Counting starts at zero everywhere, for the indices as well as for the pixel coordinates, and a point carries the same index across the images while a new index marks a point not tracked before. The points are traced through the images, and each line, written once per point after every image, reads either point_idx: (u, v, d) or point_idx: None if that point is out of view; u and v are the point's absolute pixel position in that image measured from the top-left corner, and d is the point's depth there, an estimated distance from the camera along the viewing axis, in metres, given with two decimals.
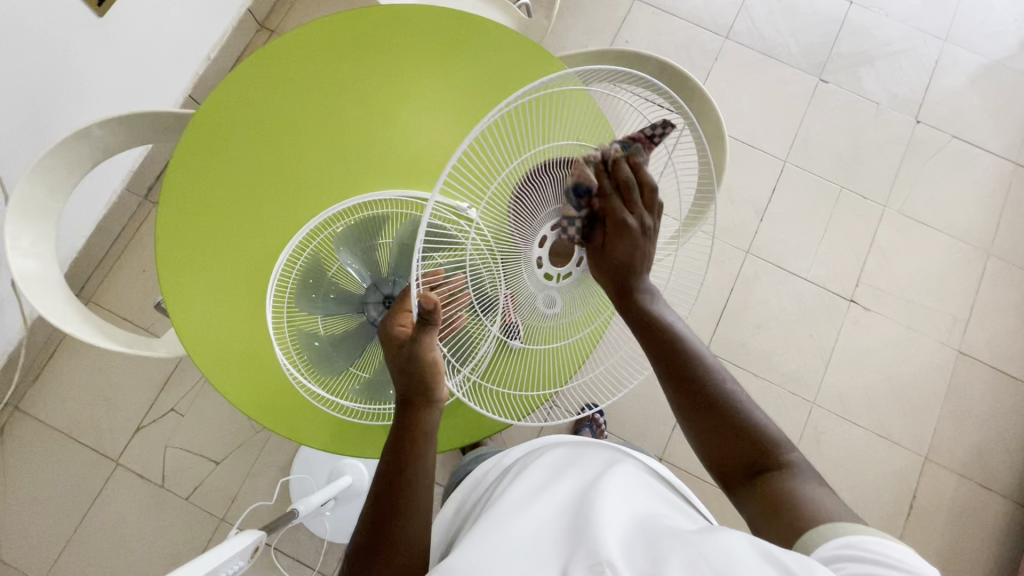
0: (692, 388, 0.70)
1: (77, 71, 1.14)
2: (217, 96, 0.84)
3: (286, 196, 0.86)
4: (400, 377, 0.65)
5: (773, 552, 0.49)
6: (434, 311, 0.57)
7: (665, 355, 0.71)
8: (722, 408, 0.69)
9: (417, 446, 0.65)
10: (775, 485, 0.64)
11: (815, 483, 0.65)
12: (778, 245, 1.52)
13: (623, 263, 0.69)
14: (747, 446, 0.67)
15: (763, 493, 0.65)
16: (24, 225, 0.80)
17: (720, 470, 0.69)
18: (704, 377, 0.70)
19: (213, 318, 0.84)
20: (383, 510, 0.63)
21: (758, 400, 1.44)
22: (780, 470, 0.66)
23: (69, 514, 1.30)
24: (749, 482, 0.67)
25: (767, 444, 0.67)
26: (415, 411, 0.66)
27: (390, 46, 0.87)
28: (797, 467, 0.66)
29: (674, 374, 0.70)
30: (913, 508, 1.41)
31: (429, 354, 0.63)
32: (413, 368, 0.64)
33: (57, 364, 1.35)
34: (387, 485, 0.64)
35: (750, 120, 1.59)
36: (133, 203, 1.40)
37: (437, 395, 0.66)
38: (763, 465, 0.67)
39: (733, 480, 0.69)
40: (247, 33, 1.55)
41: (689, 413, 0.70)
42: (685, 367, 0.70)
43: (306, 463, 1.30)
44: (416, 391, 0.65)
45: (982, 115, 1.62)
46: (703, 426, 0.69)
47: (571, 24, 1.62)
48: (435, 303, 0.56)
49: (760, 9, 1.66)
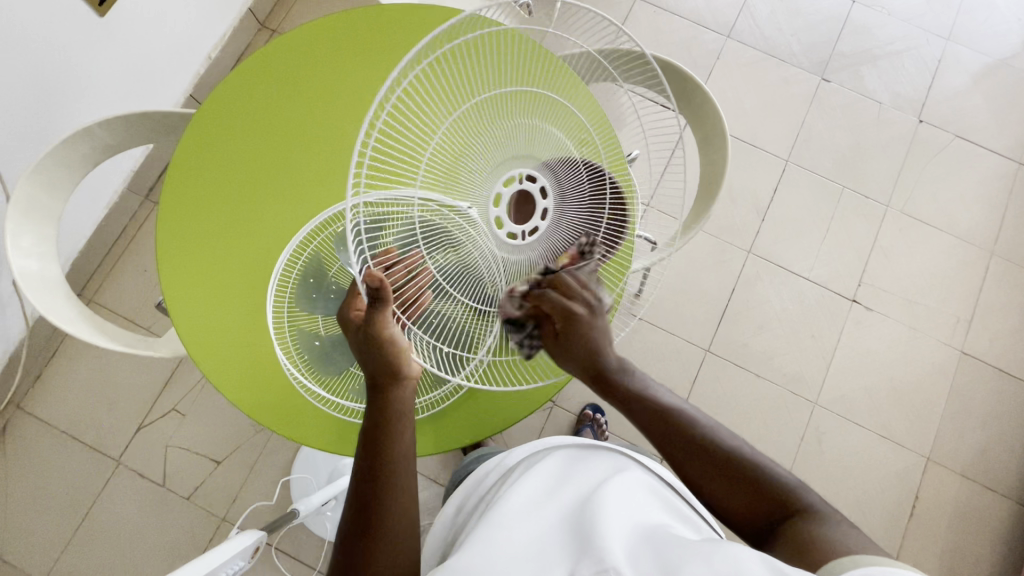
0: (687, 452, 0.66)
1: (79, 71, 1.14)
2: (219, 94, 0.85)
3: (284, 195, 0.85)
4: (365, 359, 0.65)
5: (782, 566, 0.49)
6: (381, 288, 0.57)
7: (657, 428, 0.68)
8: (723, 460, 0.65)
9: (390, 427, 0.63)
10: (800, 528, 0.58)
11: (841, 523, 0.58)
12: (780, 245, 1.52)
13: (587, 352, 0.67)
14: (761, 496, 0.62)
15: (790, 536, 0.58)
16: (25, 225, 0.80)
17: (738, 525, 0.64)
18: (697, 438, 0.66)
19: (213, 317, 0.84)
20: (366, 509, 0.61)
21: (760, 400, 1.44)
22: (802, 515, 0.60)
23: (70, 513, 1.30)
24: (774, 531, 0.61)
25: (784, 491, 0.62)
26: (381, 392, 0.64)
27: (391, 45, 0.87)
28: (820, 510, 0.60)
29: (669, 442, 0.68)
30: (915, 509, 1.40)
31: (386, 332, 0.62)
32: (371, 345, 0.63)
33: (59, 363, 1.35)
34: (366, 473, 0.62)
35: (752, 120, 1.58)
36: (135, 203, 1.41)
37: (404, 370, 0.64)
38: (781, 514, 0.61)
39: (756, 536, 0.63)
40: (248, 33, 1.55)
41: (692, 477, 0.66)
42: (683, 436, 0.67)
43: (307, 462, 1.30)
44: (381, 369, 0.64)
45: (984, 114, 1.62)
46: (708, 484, 0.65)
47: (572, 24, 1.62)
48: (380, 279, 0.56)
49: (761, 8, 1.65)
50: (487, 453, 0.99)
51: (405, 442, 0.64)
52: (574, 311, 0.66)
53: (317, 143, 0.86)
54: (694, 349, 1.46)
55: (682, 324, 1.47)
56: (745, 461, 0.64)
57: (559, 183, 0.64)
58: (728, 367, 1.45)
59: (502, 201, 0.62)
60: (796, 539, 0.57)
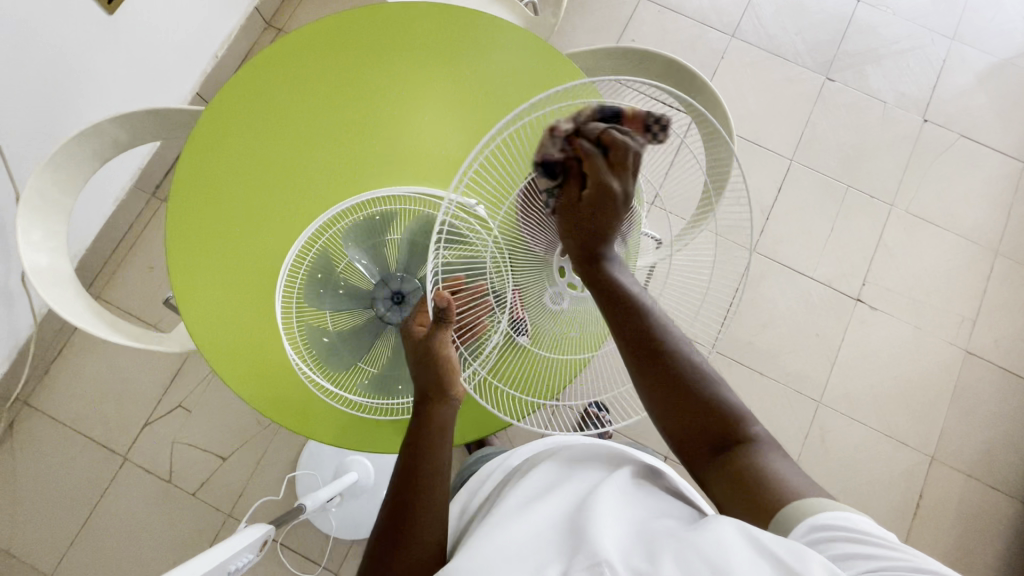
0: (655, 367, 0.65)
1: (87, 68, 1.15)
2: (229, 90, 0.85)
3: (293, 192, 0.86)
4: (416, 372, 0.68)
5: (757, 534, 0.50)
6: (447, 309, 0.61)
7: (630, 332, 0.65)
8: (686, 376, 0.65)
9: (434, 439, 0.66)
10: (741, 463, 0.63)
11: (776, 454, 0.64)
12: (784, 244, 1.52)
13: (590, 235, 0.63)
14: (711, 420, 0.65)
15: (731, 469, 0.63)
16: (36, 220, 0.81)
17: (682, 443, 0.67)
18: (666, 354, 0.65)
19: (221, 315, 0.84)
20: (395, 507, 0.63)
21: (764, 398, 1.44)
22: (744, 444, 0.64)
23: (77, 508, 1.31)
24: (715, 457, 0.65)
25: (731, 418, 0.65)
26: (429, 406, 0.68)
27: (400, 44, 0.88)
28: (761, 441, 0.65)
29: (641, 354, 0.65)
30: (919, 508, 1.40)
31: (444, 350, 0.67)
32: (427, 362, 0.67)
33: (65, 359, 1.36)
34: (403, 476, 0.64)
35: (756, 119, 1.59)
36: (141, 200, 1.41)
37: (451, 389, 0.68)
38: (726, 440, 0.65)
39: (694, 450, 0.66)
40: (255, 32, 1.55)
41: (652, 389, 0.66)
42: (662, 350, 0.65)
43: (313, 458, 1.31)
44: (431, 384, 0.68)
45: (990, 114, 1.62)
46: (661, 399, 0.66)
47: (577, 23, 1.63)
48: (447, 300, 0.61)
49: (765, 7, 1.65)
50: (491, 452, 1.00)
51: (444, 458, 0.66)
52: (609, 189, 0.59)
53: (322, 140, 0.87)
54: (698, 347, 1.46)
55: None
56: (704, 384, 0.66)
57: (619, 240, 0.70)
58: (732, 365, 1.45)
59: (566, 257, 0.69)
60: (740, 476, 0.62)
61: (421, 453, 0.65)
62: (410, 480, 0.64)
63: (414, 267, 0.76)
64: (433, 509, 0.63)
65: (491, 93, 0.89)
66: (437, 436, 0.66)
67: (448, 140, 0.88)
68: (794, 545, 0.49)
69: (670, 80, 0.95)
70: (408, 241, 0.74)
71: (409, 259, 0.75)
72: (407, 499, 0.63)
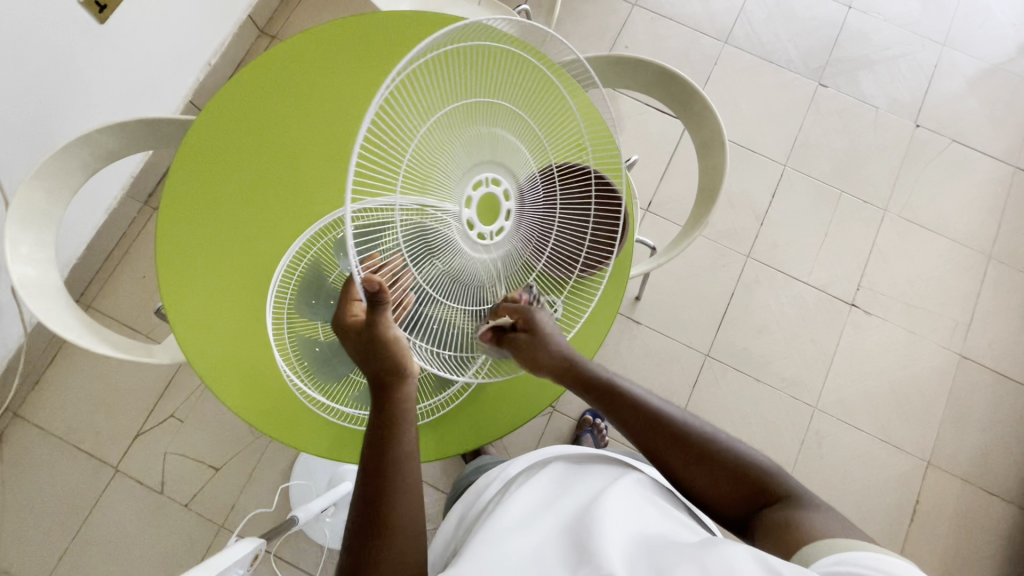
0: (676, 449, 0.67)
1: (77, 75, 1.14)
2: (231, 90, 0.85)
3: (288, 195, 0.85)
4: (365, 360, 0.65)
5: (774, 564, 0.48)
6: (381, 292, 0.56)
7: (638, 427, 0.69)
8: (706, 452, 0.66)
9: (395, 425, 0.63)
10: (778, 516, 0.61)
11: (822, 505, 0.61)
12: (778, 249, 1.52)
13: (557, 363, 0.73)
14: (742, 482, 0.65)
15: (768, 525, 0.61)
16: (23, 231, 0.80)
17: (721, 509, 0.66)
18: (682, 433, 0.68)
19: (209, 322, 0.83)
20: (366, 523, 0.58)
21: (758, 405, 1.44)
22: (782, 501, 0.62)
23: (69, 519, 1.29)
24: (756, 518, 0.63)
25: (763, 477, 0.64)
26: (387, 391, 0.64)
27: (404, 52, 0.88)
28: (799, 495, 0.63)
29: (659, 439, 0.68)
30: (916, 514, 1.40)
31: (388, 331, 0.62)
32: (374, 346, 0.63)
33: (57, 369, 1.35)
34: (370, 474, 0.60)
35: (750, 124, 1.59)
36: (134, 208, 1.41)
37: (406, 366, 0.64)
38: (762, 501, 0.64)
39: (742, 520, 0.64)
40: (248, 38, 1.55)
41: (683, 469, 0.67)
42: (669, 432, 0.68)
43: (306, 468, 1.30)
44: (383, 369, 0.64)
45: (981, 118, 1.62)
46: (692, 472, 0.66)
47: (570, 29, 1.63)
48: (380, 284, 0.56)
49: (758, 13, 1.66)
50: (486, 462, 0.98)
51: (411, 441, 0.63)
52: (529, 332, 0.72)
53: (311, 145, 0.86)
54: (693, 353, 1.46)
55: (681, 328, 1.47)
56: (721, 450, 0.66)
57: (519, 186, 0.67)
58: (728, 371, 1.45)
59: (472, 204, 0.63)
60: (777, 529, 0.60)
61: (386, 436, 0.62)
62: (377, 471, 0.60)
63: None
64: (409, 498, 0.60)
65: None
66: (401, 422, 0.63)
67: None
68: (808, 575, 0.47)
69: (662, 88, 0.95)
70: None
71: None
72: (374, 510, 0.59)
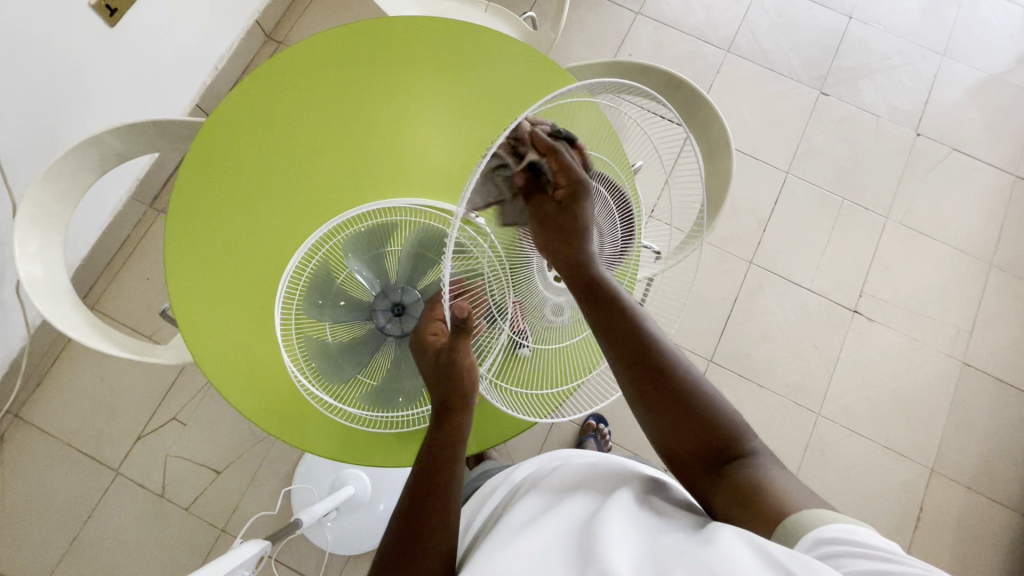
0: (656, 381, 0.66)
1: (86, 77, 1.15)
2: (234, 99, 0.86)
3: (294, 200, 0.86)
4: (436, 383, 0.68)
5: (760, 541, 0.51)
6: (467, 319, 0.61)
7: (628, 350, 0.66)
8: (684, 396, 0.66)
9: (455, 450, 0.66)
10: (743, 475, 0.62)
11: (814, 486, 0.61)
12: (781, 256, 1.53)
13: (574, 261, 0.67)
14: (710, 435, 0.65)
15: (734, 484, 0.61)
16: (31, 230, 0.80)
17: (682, 459, 0.65)
18: (669, 367, 0.67)
19: (217, 324, 0.83)
20: (407, 538, 0.60)
21: (761, 410, 1.44)
22: (743, 458, 0.63)
23: (68, 523, 1.29)
24: (716, 472, 0.64)
25: (732, 434, 0.65)
26: (452, 416, 0.68)
27: (406, 56, 0.89)
28: (760, 454, 0.64)
29: (647, 366, 0.66)
30: (919, 521, 1.39)
31: (465, 359, 0.67)
32: (453, 374, 0.67)
33: (59, 371, 1.34)
34: (416, 490, 0.63)
35: (752, 132, 1.60)
36: (139, 211, 1.41)
37: (472, 395, 0.69)
38: (723, 457, 0.64)
39: (699, 470, 0.65)
40: (255, 43, 1.56)
41: (654, 403, 0.66)
42: (657, 360, 0.67)
43: (308, 472, 1.29)
44: (454, 395, 0.68)
45: (980, 127, 1.64)
46: (666, 414, 0.66)
47: (574, 37, 1.65)
48: (469, 312, 0.60)
49: (760, 22, 1.68)
50: (492, 467, 0.98)
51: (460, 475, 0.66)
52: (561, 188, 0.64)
53: (316, 151, 0.87)
54: (696, 358, 1.46)
55: (684, 333, 1.47)
56: (699, 399, 0.66)
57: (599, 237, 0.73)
58: (731, 377, 1.45)
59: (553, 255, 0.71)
60: (740, 487, 0.61)
61: (444, 460, 0.65)
62: (426, 486, 0.63)
63: (416, 278, 0.76)
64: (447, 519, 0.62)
65: (490, 108, 0.89)
66: (458, 446, 0.67)
67: (448, 155, 0.88)
68: (803, 557, 0.48)
69: (668, 94, 0.96)
70: (411, 252, 0.75)
71: (411, 270, 0.76)
72: (414, 526, 0.60)
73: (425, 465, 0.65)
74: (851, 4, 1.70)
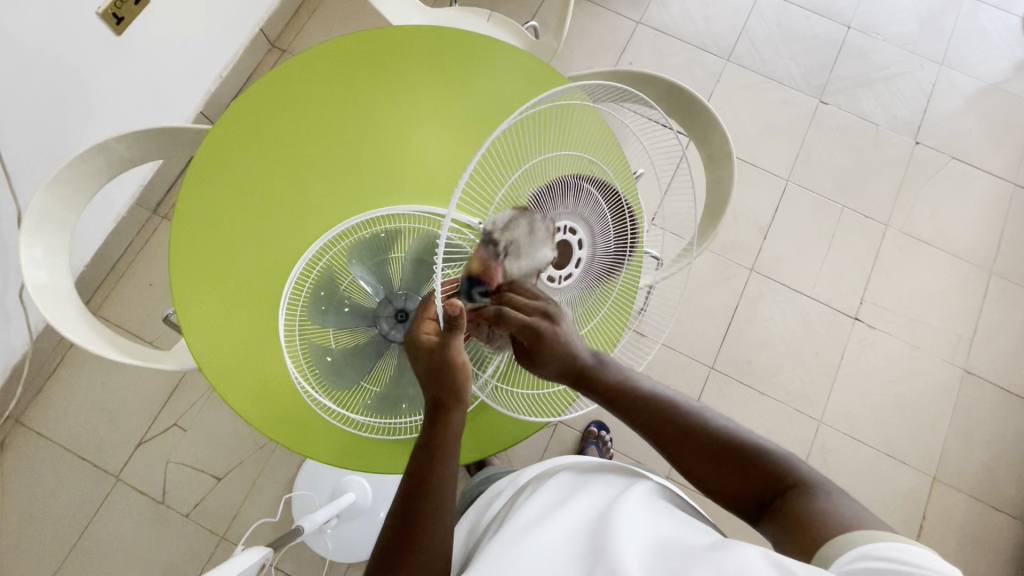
0: (677, 439, 0.68)
1: (92, 85, 1.16)
2: (241, 106, 0.87)
3: (298, 207, 0.86)
4: (428, 380, 0.66)
5: (785, 563, 0.49)
6: (458, 317, 0.59)
7: (640, 419, 0.69)
8: (712, 443, 0.66)
9: (446, 449, 0.65)
10: (794, 506, 0.60)
11: (816, 487, 0.62)
12: (782, 263, 1.53)
13: (562, 360, 0.68)
14: (752, 474, 0.64)
15: (783, 514, 0.60)
16: (38, 235, 0.81)
17: (732, 501, 0.65)
18: (689, 425, 0.68)
19: (221, 331, 0.84)
20: (399, 537, 0.60)
21: (764, 417, 1.44)
22: (794, 489, 0.61)
23: (68, 529, 1.28)
24: (765, 510, 0.63)
25: (775, 468, 0.64)
26: (442, 415, 0.66)
27: (410, 65, 0.90)
28: (811, 481, 0.62)
29: (662, 429, 0.68)
30: (923, 529, 1.39)
31: (457, 355, 0.64)
32: (444, 372, 0.64)
33: (60, 376, 1.34)
34: (410, 491, 0.63)
35: (752, 140, 1.61)
36: (142, 217, 1.42)
37: (464, 394, 0.66)
38: (771, 493, 0.63)
39: (748, 511, 0.65)
40: (259, 52, 1.57)
41: (680, 457, 0.68)
42: (671, 422, 0.68)
43: (309, 479, 1.29)
44: (445, 393, 0.66)
45: (979, 136, 1.65)
46: (697, 465, 0.66)
47: (575, 46, 1.67)
48: (459, 309, 0.58)
49: (759, 32, 1.70)
50: (496, 472, 0.97)
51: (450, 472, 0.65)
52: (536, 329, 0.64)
53: (321, 158, 0.87)
54: (698, 366, 1.46)
55: (685, 340, 1.47)
56: (734, 443, 0.66)
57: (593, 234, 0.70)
58: (733, 384, 1.45)
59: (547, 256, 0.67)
60: (788, 518, 0.59)
61: (438, 461, 0.64)
62: (423, 487, 0.63)
63: (418, 285, 0.76)
64: (442, 522, 0.62)
65: (493, 116, 0.90)
66: (451, 445, 0.65)
67: (451, 162, 0.89)
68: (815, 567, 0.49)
69: (669, 103, 0.97)
70: (413, 258, 0.75)
71: (413, 276, 0.76)
72: (406, 527, 0.61)
73: (417, 466, 0.64)
74: (850, 14, 1.72)
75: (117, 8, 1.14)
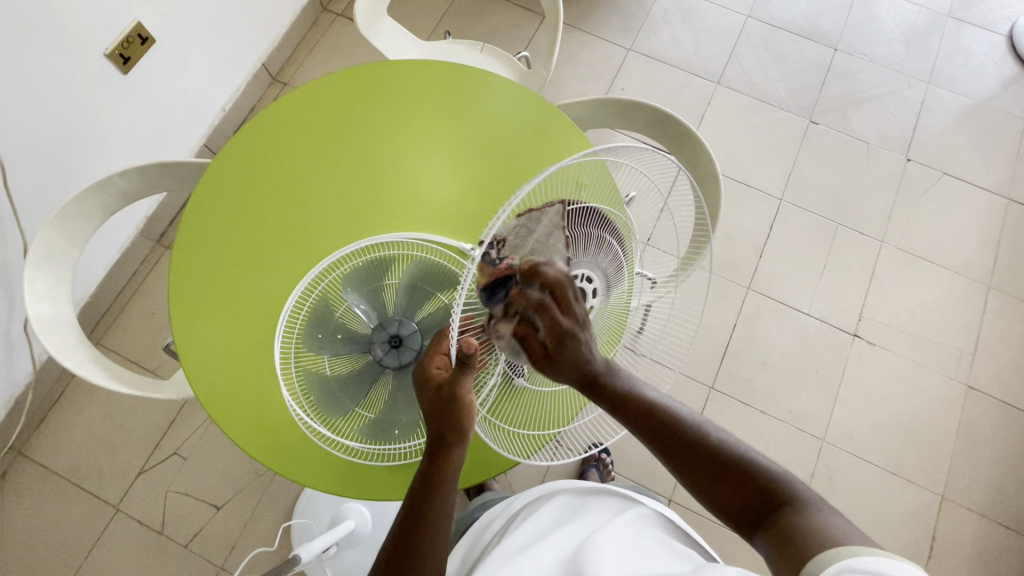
0: (677, 449, 0.67)
1: (98, 122, 1.21)
2: (244, 138, 0.90)
3: (291, 233, 0.88)
4: (433, 416, 0.65)
5: None
6: (472, 356, 0.56)
7: (647, 425, 0.66)
8: (710, 455, 0.66)
9: (445, 483, 0.66)
10: (788, 523, 0.60)
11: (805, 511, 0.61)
12: (778, 281, 1.54)
13: (579, 364, 0.61)
14: (749, 488, 0.64)
15: (775, 532, 0.60)
16: (41, 269, 0.83)
17: (724, 512, 0.65)
18: (688, 435, 0.67)
19: (214, 355, 0.85)
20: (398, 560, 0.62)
21: (764, 437, 1.42)
22: (786, 506, 0.62)
23: (65, 562, 1.27)
24: (759, 524, 0.63)
25: (768, 483, 0.64)
26: (446, 450, 0.66)
27: (405, 97, 0.93)
28: (805, 499, 0.62)
29: (663, 437, 0.67)
30: (933, 550, 1.36)
31: (466, 396, 0.63)
32: (451, 409, 0.63)
33: (62, 407, 1.35)
34: (410, 519, 0.64)
35: (744, 160, 1.64)
36: (145, 247, 1.44)
37: (468, 432, 0.66)
38: (768, 506, 0.63)
39: (743, 524, 0.64)
40: (261, 86, 1.62)
41: (681, 465, 0.67)
42: (673, 429, 0.66)
43: (307, 507, 1.28)
44: (450, 429, 0.65)
45: (970, 151, 1.67)
46: (696, 474, 0.66)
47: (567, 74, 1.71)
48: (475, 348, 0.55)
49: (747, 56, 1.74)
50: (492, 498, 0.95)
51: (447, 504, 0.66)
52: (566, 329, 0.58)
53: (316, 185, 0.89)
54: (698, 386, 1.46)
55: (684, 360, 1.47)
56: (731, 458, 0.65)
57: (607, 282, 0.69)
58: (733, 403, 1.45)
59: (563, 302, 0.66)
60: (778, 536, 0.60)
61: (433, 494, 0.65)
62: (421, 522, 0.64)
63: (412, 310, 0.77)
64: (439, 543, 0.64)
65: (485, 143, 0.92)
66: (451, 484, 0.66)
67: (440, 189, 0.90)
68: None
69: (656, 130, 1.00)
70: (406, 284, 0.77)
71: (407, 302, 0.77)
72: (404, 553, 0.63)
73: (417, 498, 0.65)
74: (837, 37, 1.76)
75: (123, 49, 1.19)
